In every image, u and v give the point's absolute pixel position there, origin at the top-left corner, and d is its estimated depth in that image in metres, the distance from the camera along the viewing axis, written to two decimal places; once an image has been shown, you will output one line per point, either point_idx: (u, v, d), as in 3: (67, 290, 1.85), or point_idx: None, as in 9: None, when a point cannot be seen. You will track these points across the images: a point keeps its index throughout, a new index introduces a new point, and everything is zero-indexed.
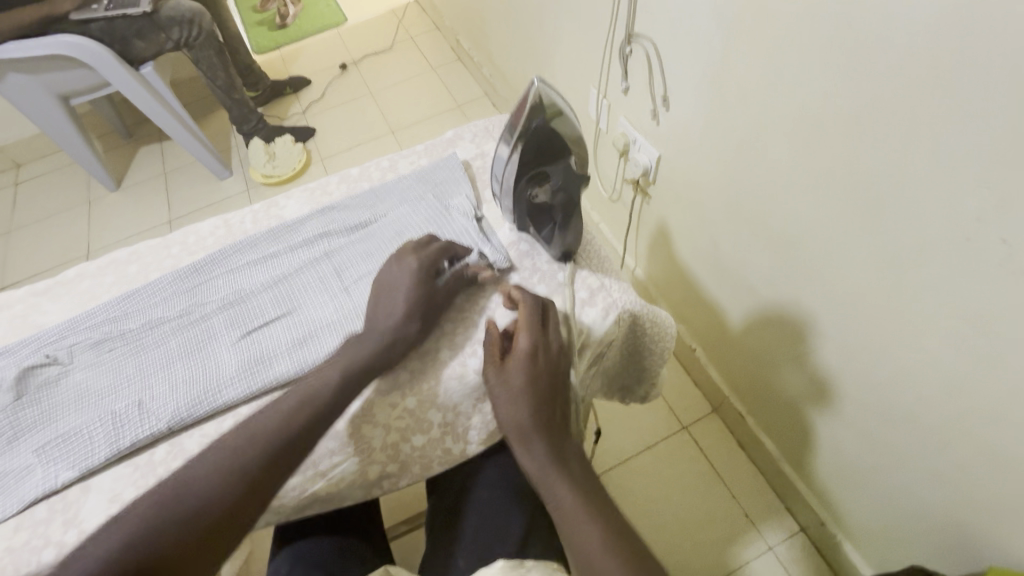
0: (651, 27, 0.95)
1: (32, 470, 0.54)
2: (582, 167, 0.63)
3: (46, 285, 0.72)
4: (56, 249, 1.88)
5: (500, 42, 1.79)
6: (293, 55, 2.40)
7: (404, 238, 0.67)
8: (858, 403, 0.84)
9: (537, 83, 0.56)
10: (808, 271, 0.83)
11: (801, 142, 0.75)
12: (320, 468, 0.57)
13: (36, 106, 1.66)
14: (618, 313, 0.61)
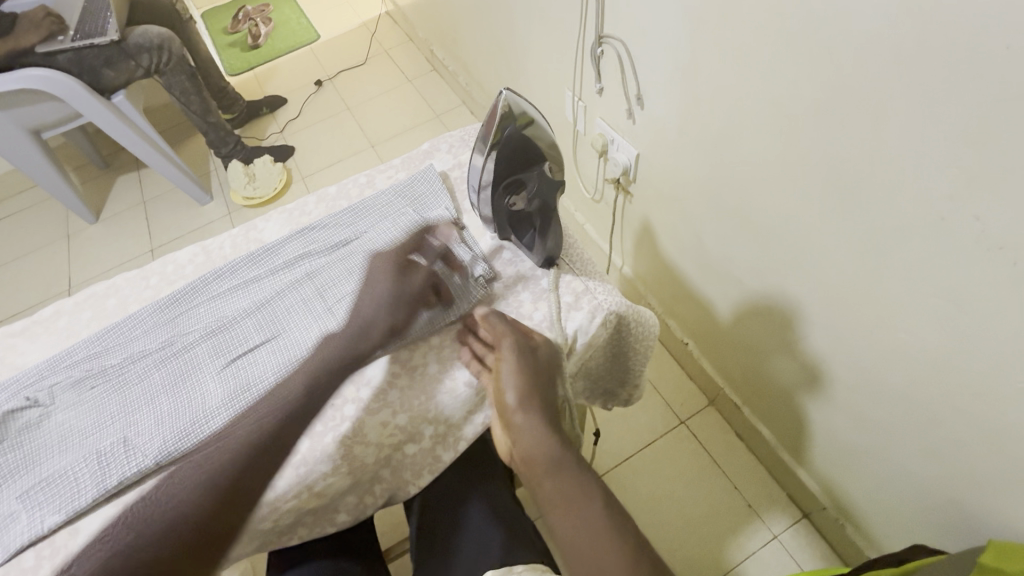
0: (620, 27, 0.96)
1: (18, 517, 0.53)
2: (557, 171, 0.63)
3: (23, 325, 0.70)
4: (37, 285, 1.85)
5: (473, 50, 1.79)
6: (267, 75, 2.39)
7: None
8: (849, 386, 0.85)
9: (506, 93, 0.56)
10: (791, 259, 0.84)
11: (775, 133, 0.76)
12: (314, 491, 0.56)
13: (8, 142, 1.64)
14: (604, 315, 0.61)
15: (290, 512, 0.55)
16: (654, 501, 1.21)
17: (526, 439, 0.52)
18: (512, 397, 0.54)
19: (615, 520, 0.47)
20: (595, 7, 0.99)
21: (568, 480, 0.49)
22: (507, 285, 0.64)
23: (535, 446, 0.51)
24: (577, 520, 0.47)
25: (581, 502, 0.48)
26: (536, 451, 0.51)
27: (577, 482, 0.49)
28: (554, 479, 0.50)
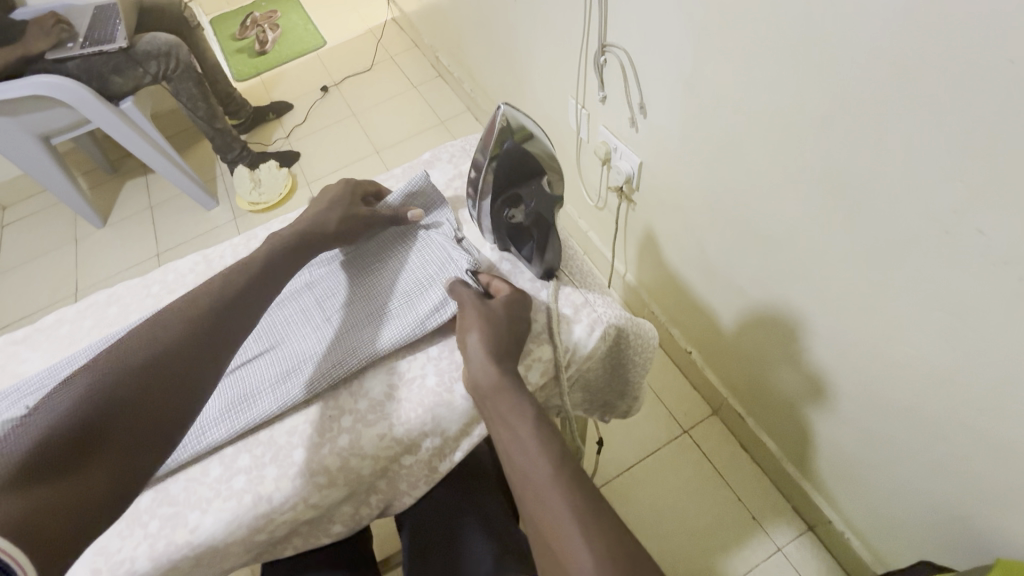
0: (623, 36, 0.96)
1: None
2: (556, 187, 0.63)
3: (25, 333, 0.71)
4: (44, 289, 1.86)
5: (478, 57, 1.80)
6: (274, 81, 2.41)
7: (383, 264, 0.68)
8: (854, 398, 0.84)
9: (504, 109, 0.55)
10: (794, 269, 0.83)
11: (778, 143, 0.75)
12: (309, 503, 0.54)
13: (17, 147, 1.66)
14: (604, 327, 0.60)
15: (286, 525, 0.54)
16: (655, 512, 1.20)
17: (478, 365, 0.53)
18: (470, 329, 0.56)
19: (552, 440, 0.49)
20: (598, 16, 0.99)
21: (512, 399, 0.51)
22: None
23: (484, 370, 0.53)
24: (515, 438, 0.49)
25: (521, 422, 0.50)
26: (484, 373, 0.53)
27: (522, 404, 0.51)
28: (499, 399, 0.51)
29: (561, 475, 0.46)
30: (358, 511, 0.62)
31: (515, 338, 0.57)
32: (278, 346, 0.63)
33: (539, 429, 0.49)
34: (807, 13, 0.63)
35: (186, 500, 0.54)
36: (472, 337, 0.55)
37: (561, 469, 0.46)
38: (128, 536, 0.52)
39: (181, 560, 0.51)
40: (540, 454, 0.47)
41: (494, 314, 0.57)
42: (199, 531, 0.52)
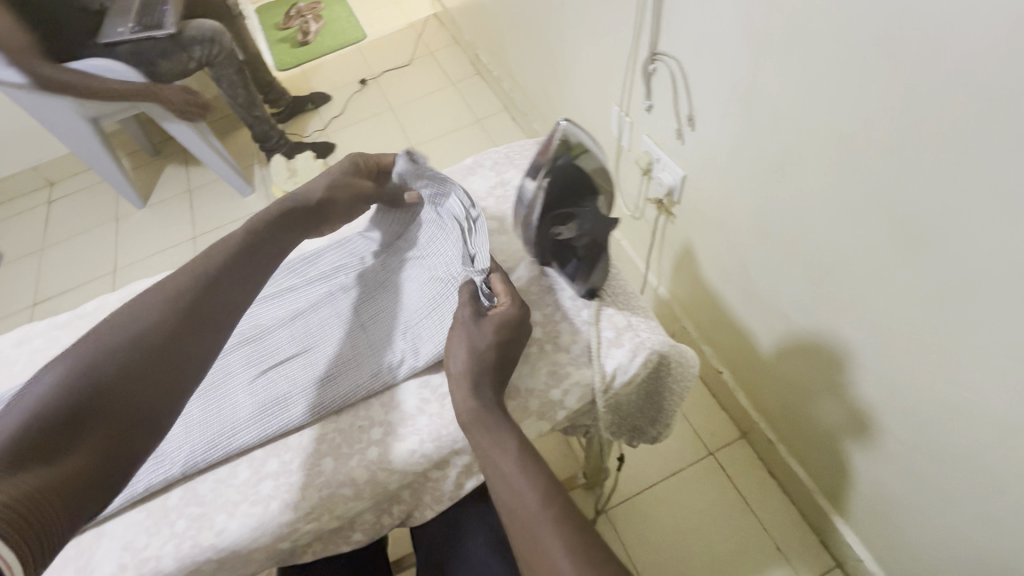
0: (676, 45, 0.92)
1: None
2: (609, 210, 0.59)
3: (67, 318, 0.72)
4: (85, 265, 1.92)
5: (519, 57, 1.77)
6: (314, 71, 2.43)
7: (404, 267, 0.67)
8: (902, 438, 0.79)
9: (563, 125, 0.53)
10: (846, 298, 0.78)
11: (838, 167, 0.71)
12: (334, 514, 0.54)
13: (68, 127, 1.71)
14: (647, 354, 0.57)
15: (310, 535, 0.53)
16: (675, 534, 1.16)
17: (460, 390, 0.52)
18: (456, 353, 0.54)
19: (535, 464, 0.47)
20: (650, 22, 0.96)
21: (494, 423, 0.50)
22: (546, 313, 0.61)
23: (462, 396, 0.52)
24: (497, 465, 0.47)
25: (501, 446, 0.48)
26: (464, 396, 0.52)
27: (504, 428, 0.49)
28: (478, 425, 0.50)
29: (547, 502, 0.44)
30: (381, 521, 0.61)
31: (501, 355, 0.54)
32: (300, 345, 0.63)
33: (521, 452, 0.48)
34: (881, 33, 0.59)
35: (214, 501, 0.53)
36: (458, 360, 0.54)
37: (545, 490, 0.45)
38: (155, 533, 0.52)
39: (205, 562, 0.51)
40: (525, 480, 0.46)
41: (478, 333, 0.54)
42: (225, 534, 0.51)
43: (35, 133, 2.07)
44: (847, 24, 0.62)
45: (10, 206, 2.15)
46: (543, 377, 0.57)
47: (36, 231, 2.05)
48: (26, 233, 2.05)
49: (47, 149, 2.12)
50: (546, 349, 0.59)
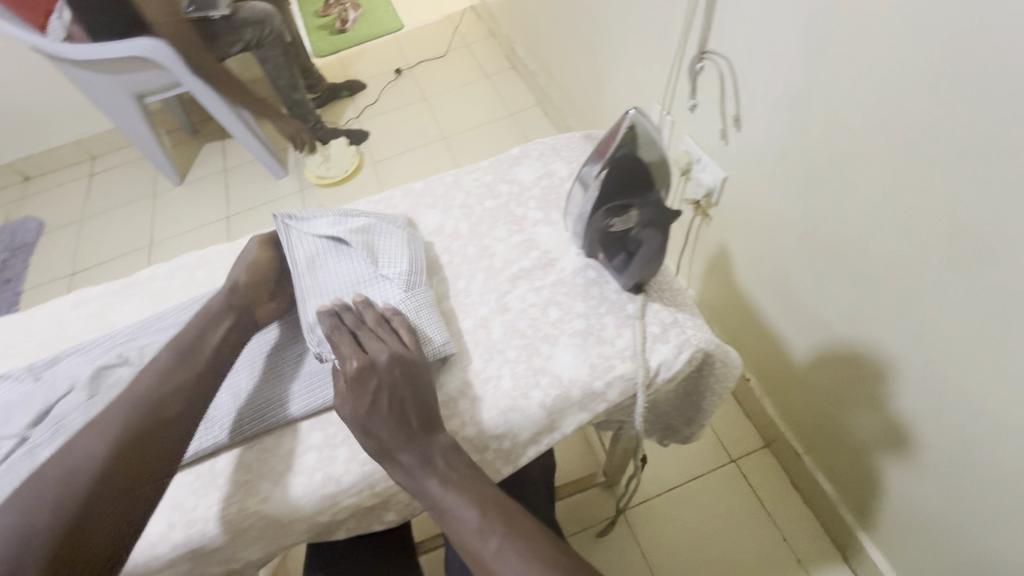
0: (726, 44, 0.91)
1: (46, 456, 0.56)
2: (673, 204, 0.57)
3: (120, 285, 0.75)
4: (123, 238, 1.97)
5: (557, 53, 1.76)
6: (351, 59, 2.45)
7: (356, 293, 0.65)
8: (945, 454, 0.77)
9: (636, 112, 0.53)
10: (892, 309, 0.77)
11: (893, 175, 0.69)
12: (375, 489, 0.55)
13: (114, 101, 1.76)
14: (692, 351, 0.57)
15: (349, 509, 0.55)
16: (694, 538, 1.15)
17: (374, 431, 0.51)
18: (358, 398, 0.52)
19: (467, 483, 0.49)
20: (701, 20, 0.94)
21: (415, 454, 0.50)
22: (591, 305, 0.61)
23: (382, 431, 0.51)
24: (430, 492, 0.49)
25: (431, 473, 0.49)
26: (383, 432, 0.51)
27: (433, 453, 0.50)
28: (404, 459, 0.50)
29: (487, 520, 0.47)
30: (413, 504, 0.62)
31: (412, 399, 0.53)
32: (284, 341, 0.66)
33: (452, 469, 0.50)
34: (952, 37, 0.57)
35: (259, 470, 0.56)
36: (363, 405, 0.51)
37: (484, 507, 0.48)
38: (205, 496, 0.55)
39: (250, 527, 0.53)
40: (461, 501, 0.48)
41: (380, 383, 0.53)
42: (270, 501, 0.54)
43: (81, 107, 2.13)
44: (915, 27, 0.61)
45: (54, 177, 2.22)
46: (586, 368, 0.57)
47: (77, 202, 2.12)
48: (68, 204, 2.12)
49: (91, 123, 2.18)
50: (590, 341, 0.59)
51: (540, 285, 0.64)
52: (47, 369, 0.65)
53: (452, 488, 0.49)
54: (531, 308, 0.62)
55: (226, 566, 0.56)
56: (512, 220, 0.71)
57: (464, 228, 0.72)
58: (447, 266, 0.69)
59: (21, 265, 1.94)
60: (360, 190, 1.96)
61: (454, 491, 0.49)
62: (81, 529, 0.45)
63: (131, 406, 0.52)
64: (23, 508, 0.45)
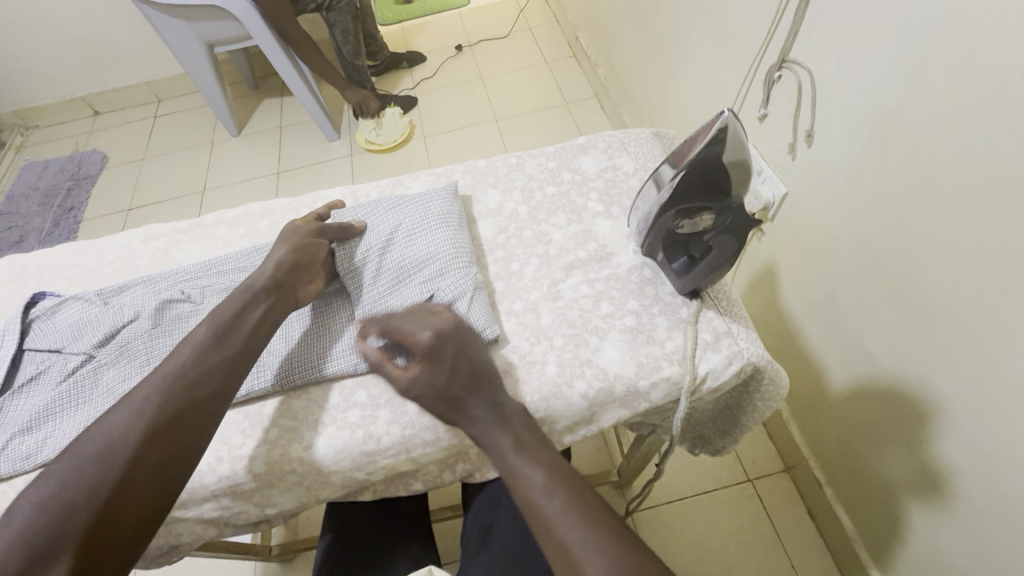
0: (811, 54, 0.88)
1: (115, 382, 0.60)
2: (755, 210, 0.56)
3: (188, 225, 0.79)
4: (178, 180, 2.04)
5: (623, 46, 1.73)
6: (414, 31, 2.46)
7: (404, 276, 0.65)
8: (980, 508, 0.74)
9: (728, 115, 0.50)
10: (946, 351, 0.73)
11: (968, 213, 0.66)
12: (411, 453, 0.57)
13: (186, 46, 1.81)
14: (742, 364, 0.57)
15: (384, 470, 0.58)
16: (699, 551, 1.15)
17: (521, 475, 0.49)
18: (500, 436, 0.51)
19: (579, 493, 0.47)
20: (787, 28, 0.91)
21: (560, 505, 0.46)
22: (643, 304, 0.62)
23: (531, 475, 0.48)
24: (568, 553, 0.43)
25: (573, 526, 0.45)
26: (531, 477, 0.48)
27: (581, 511, 0.46)
28: (548, 505, 0.46)
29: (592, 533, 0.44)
30: (441, 477, 0.63)
31: (469, 358, 0.55)
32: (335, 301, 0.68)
33: (604, 533, 0.44)
34: None
35: (304, 418, 0.59)
36: (506, 444, 0.51)
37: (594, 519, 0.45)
38: (249, 435, 0.58)
39: (289, 471, 0.56)
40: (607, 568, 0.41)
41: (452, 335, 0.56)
42: (312, 450, 0.57)
43: (153, 50, 2.19)
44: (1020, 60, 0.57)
45: (121, 115, 2.31)
46: (632, 365, 0.57)
47: (140, 142, 2.20)
48: (131, 143, 2.20)
49: (161, 66, 2.25)
50: (638, 340, 0.59)
51: (594, 277, 0.65)
52: (115, 296, 0.69)
53: (561, 492, 0.47)
54: (582, 299, 0.63)
55: (263, 503, 0.59)
56: (572, 209, 0.73)
57: (522, 212, 0.74)
58: (502, 247, 0.70)
59: (82, 195, 2.03)
60: (408, 161, 1.97)
61: (565, 491, 0.47)
62: (113, 507, 0.46)
63: (165, 383, 0.51)
64: (64, 482, 0.46)
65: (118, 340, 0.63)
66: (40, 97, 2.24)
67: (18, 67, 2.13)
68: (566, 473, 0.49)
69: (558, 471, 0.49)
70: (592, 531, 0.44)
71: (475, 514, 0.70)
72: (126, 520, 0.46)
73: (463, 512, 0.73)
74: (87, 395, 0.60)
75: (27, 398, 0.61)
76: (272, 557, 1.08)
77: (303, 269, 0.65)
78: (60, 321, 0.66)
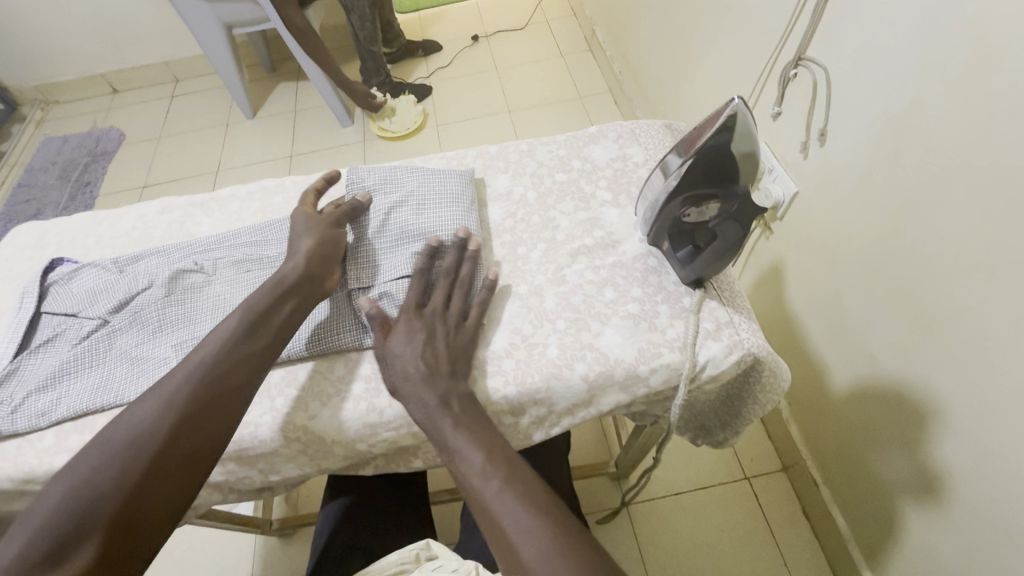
0: (827, 52, 0.87)
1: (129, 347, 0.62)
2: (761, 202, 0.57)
3: (203, 199, 0.81)
4: (192, 160, 2.06)
5: (639, 41, 1.73)
6: (431, 19, 2.46)
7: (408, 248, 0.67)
8: (976, 510, 0.74)
9: (737, 103, 0.51)
10: (950, 353, 0.73)
11: (977, 215, 0.66)
12: (412, 427, 0.58)
13: (204, 26, 1.82)
14: (742, 354, 0.58)
15: (385, 442, 0.59)
16: (693, 546, 1.15)
17: (462, 456, 0.49)
18: (443, 421, 0.51)
19: (526, 479, 0.47)
20: (805, 25, 0.91)
21: (500, 484, 0.46)
22: (647, 292, 0.63)
23: (471, 457, 0.48)
24: (505, 537, 0.43)
25: (510, 505, 0.45)
26: (471, 459, 0.49)
27: (517, 491, 0.46)
28: (486, 489, 0.46)
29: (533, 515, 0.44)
30: (441, 455, 0.64)
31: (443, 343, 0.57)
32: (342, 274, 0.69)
33: (543, 509, 0.45)
34: None
35: (309, 388, 0.61)
36: (448, 427, 0.51)
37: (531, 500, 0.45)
38: (255, 403, 0.60)
39: (293, 439, 0.58)
40: (542, 544, 0.42)
41: (415, 328, 0.57)
42: (317, 419, 0.59)
43: (172, 29, 2.21)
44: None
45: (139, 94, 2.34)
46: (633, 351, 0.58)
47: (156, 120, 2.22)
48: (147, 121, 2.23)
49: (179, 46, 2.27)
50: (641, 326, 0.60)
51: (599, 264, 0.66)
52: (130, 265, 0.70)
53: (503, 476, 0.47)
54: (587, 285, 0.64)
55: (267, 470, 0.61)
56: (580, 196, 0.73)
57: (531, 198, 0.74)
58: (509, 232, 0.71)
59: (98, 171, 2.06)
60: (420, 149, 1.98)
61: (505, 474, 0.47)
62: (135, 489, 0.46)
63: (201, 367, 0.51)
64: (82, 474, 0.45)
65: (132, 306, 0.64)
66: (60, 73, 2.27)
67: (39, 43, 2.15)
68: (505, 455, 0.49)
69: (498, 453, 0.49)
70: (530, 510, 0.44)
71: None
72: (155, 502, 0.46)
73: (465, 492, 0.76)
74: (101, 358, 0.62)
75: (43, 358, 0.63)
76: (273, 531, 1.10)
77: (325, 231, 0.65)
78: (76, 287, 0.68)
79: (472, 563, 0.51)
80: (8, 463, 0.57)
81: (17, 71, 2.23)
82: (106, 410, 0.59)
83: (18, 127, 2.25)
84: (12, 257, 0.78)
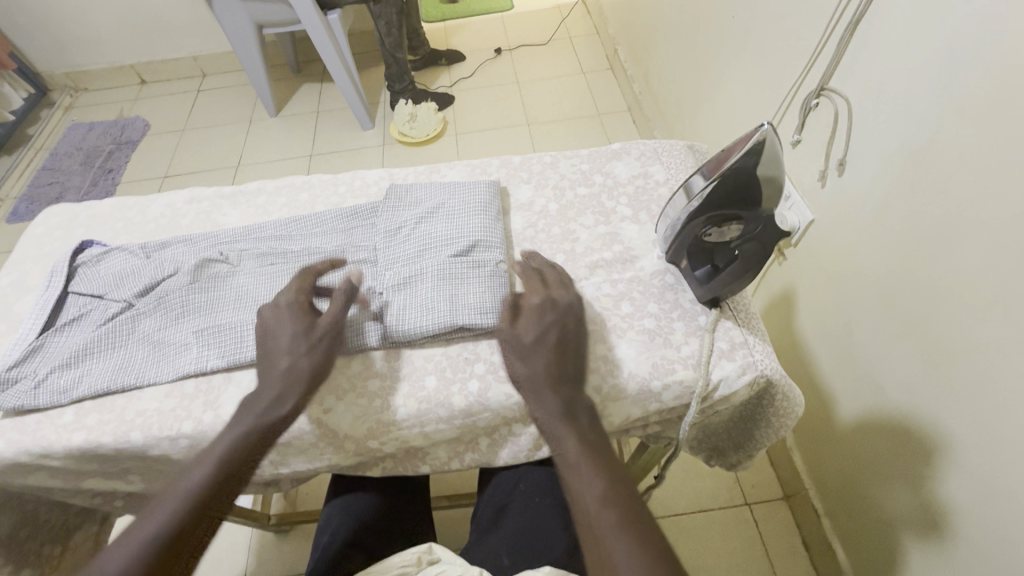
0: (850, 83, 0.88)
1: (152, 334, 0.64)
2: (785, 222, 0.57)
3: (231, 192, 0.83)
4: (215, 153, 2.09)
5: (661, 63, 1.75)
6: (455, 30, 2.51)
7: (428, 253, 0.68)
8: (979, 551, 0.74)
9: (767, 128, 0.51)
10: (961, 388, 0.73)
11: (992, 249, 0.67)
12: (425, 428, 0.59)
13: (237, 25, 1.87)
14: (755, 375, 0.58)
15: (396, 441, 0.60)
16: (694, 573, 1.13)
17: (546, 415, 0.53)
18: (541, 383, 0.55)
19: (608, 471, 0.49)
20: (830, 56, 0.92)
21: (576, 438, 0.51)
22: (663, 308, 0.64)
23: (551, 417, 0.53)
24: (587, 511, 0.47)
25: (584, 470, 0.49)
26: (555, 419, 0.53)
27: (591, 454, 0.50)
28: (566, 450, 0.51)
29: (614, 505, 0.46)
30: (449, 463, 0.64)
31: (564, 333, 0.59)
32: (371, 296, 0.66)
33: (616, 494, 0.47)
34: None
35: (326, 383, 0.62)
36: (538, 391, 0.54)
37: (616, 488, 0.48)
38: None
39: (307, 432, 0.59)
40: (614, 523, 0.45)
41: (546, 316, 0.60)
42: (332, 414, 0.60)
43: (204, 26, 2.26)
44: None
45: (166, 86, 2.40)
46: (647, 366, 0.59)
47: (181, 112, 2.27)
48: (173, 113, 2.27)
49: (209, 43, 2.32)
50: (656, 341, 0.61)
51: (617, 278, 0.67)
52: (157, 251, 0.72)
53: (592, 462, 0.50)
54: (604, 298, 0.65)
55: (278, 462, 0.62)
56: (601, 211, 0.75)
57: (553, 209, 0.76)
58: (529, 241, 0.73)
59: (122, 158, 2.10)
60: (438, 156, 2.00)
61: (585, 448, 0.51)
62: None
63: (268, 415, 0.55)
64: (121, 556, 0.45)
65: (157, 291, 0.66)
66: (91, 61, 2.32)
67: (73, 30, 2.20)
68: (587, 425, 0.53)
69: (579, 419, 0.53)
70: (607, 484, 0.48)
71: (487, 496, 0.72)
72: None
73: (476, 494, 0.74)
74: (124, 340, 0.64)
75: (68, 337, 0.65)
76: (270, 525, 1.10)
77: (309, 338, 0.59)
78: (105, 268, 0.70)
79: (476, 569, 0.51)
80: (28, 438, 0.58)
81: (49, 57, 2.28)
82: (126, 392, 0.61)
83: (46, 111, 2.29)
84: (42, 236, 0.80)
